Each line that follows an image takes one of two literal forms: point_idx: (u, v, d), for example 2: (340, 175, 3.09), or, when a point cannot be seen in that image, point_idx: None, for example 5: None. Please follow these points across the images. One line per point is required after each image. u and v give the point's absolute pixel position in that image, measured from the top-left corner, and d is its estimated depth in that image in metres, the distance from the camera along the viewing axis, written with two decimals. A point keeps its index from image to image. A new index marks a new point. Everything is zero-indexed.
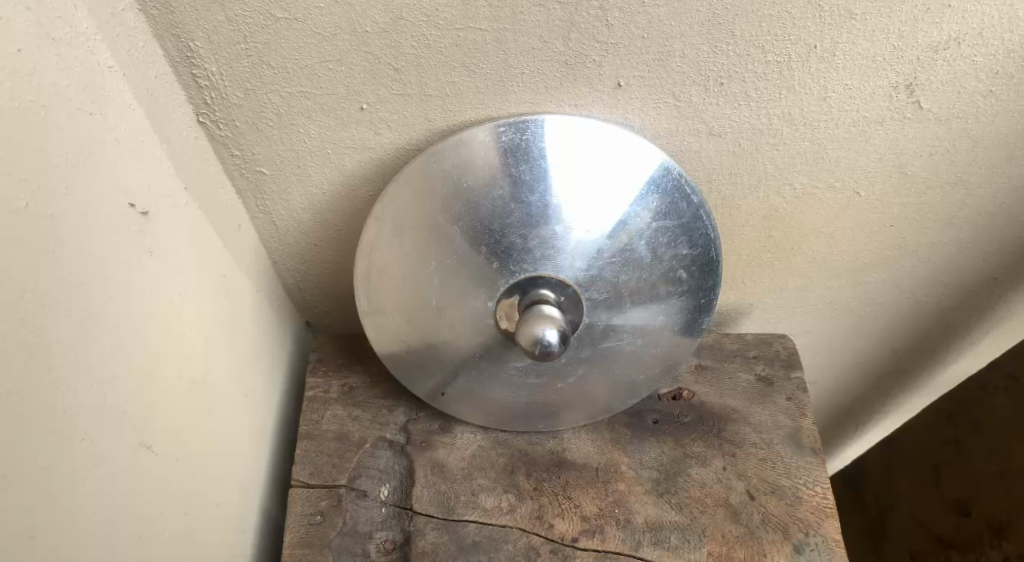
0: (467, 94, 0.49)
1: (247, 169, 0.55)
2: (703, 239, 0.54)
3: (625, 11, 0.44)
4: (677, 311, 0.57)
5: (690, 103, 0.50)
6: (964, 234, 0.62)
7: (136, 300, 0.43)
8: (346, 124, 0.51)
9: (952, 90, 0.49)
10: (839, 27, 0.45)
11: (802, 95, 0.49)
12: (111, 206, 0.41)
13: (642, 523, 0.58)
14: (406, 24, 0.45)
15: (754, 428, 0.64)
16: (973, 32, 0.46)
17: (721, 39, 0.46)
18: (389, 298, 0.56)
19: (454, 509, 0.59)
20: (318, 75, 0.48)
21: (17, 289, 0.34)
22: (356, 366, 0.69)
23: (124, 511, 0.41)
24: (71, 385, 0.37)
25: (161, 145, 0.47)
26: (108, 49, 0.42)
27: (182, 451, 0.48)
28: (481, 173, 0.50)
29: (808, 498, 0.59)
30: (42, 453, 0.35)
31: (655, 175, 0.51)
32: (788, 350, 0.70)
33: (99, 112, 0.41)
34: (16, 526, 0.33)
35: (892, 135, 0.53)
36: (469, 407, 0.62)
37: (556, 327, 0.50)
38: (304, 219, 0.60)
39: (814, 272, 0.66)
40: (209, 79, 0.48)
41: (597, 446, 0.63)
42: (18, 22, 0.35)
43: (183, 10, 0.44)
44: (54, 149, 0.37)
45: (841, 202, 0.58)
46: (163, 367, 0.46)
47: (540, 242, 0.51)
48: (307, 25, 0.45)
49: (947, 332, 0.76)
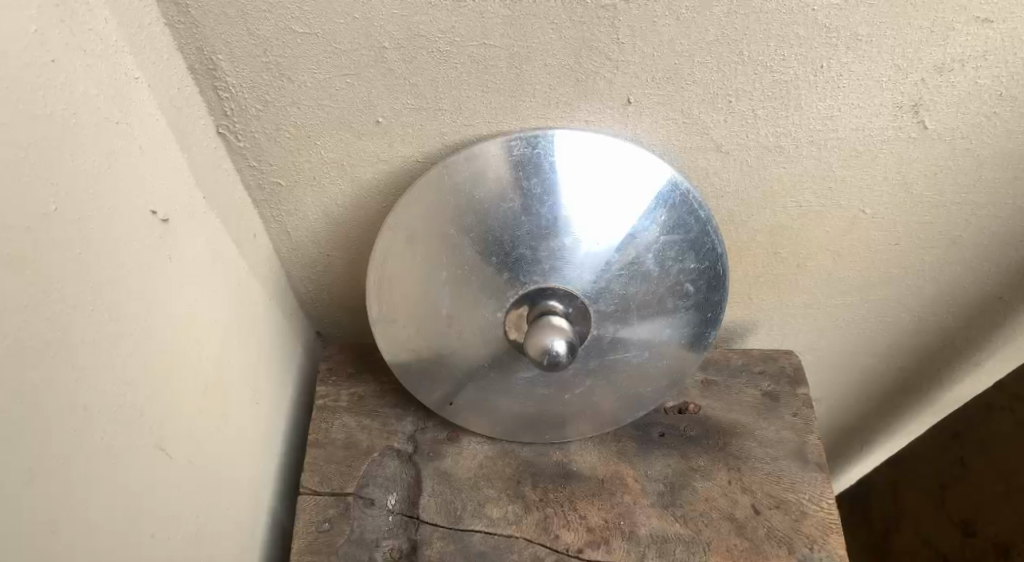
0: (481, 109, 0.50)
1: (264, 180, 0.56)
2: (711, 254, 0.55)
3: (636, 30, 0.45)
4: (684, 324, 0.58)
5: (699, 120, 0.51)
6: (968, 255, 0.63)
7: (155, 303, 0.44)
8: (362, 136, 0.52)
9: (956, 111, 0.50)
10: (846, 48, 0.46)
11: (807, 113, 0.50)
12: (134, 212, 0.42)
13: (647, 535, 0.59)
14: (423, 41, 0.46)
15: (759, 442, 0.64)
16: (978, 54, 0.47)
17: (729, 58, 0.47)
18: (400, 307, 0.57)
19: (461, 518, 0.60)
20: (336, 89, 0.49)
21: (44, 289, 0.35)
22: (366, 376, 0.69)
23: (139, 510, 0.42)
24: (91, 384, 0.38)
25: (183, 155, 0.48)
26: (135, 61, 0.43)
27: (195, 453, 0.49)
28: (493, 185, 0.51)
29: (813, 514, 0.60)
30: (63, 450, 0.36)
31: (664, 189, 0.52)
32: (794, 365, 0.70)
33: (126, 122, 0.42)
34: (38, 521, 0.34)
35: (898, 154, 0.53)
36: (477, 416, 0.63)
37: (564, 337, 0.51)
38: (318, 229, 0.61)
39: (819, 289, 0.67)
40: (230, 91, 0.49)
41: (604, 458, 0.64)
42: (52, 33, 0.36)
43: (208, 24, 0.45)
44: (82, 156, 0.38)
45: (847, 219, 0.59)
46: (179, 370, 0.47)
47: (549, 254, 0.52)
48: (326, 41, 0.46)
49: (951, 352, 0.76)
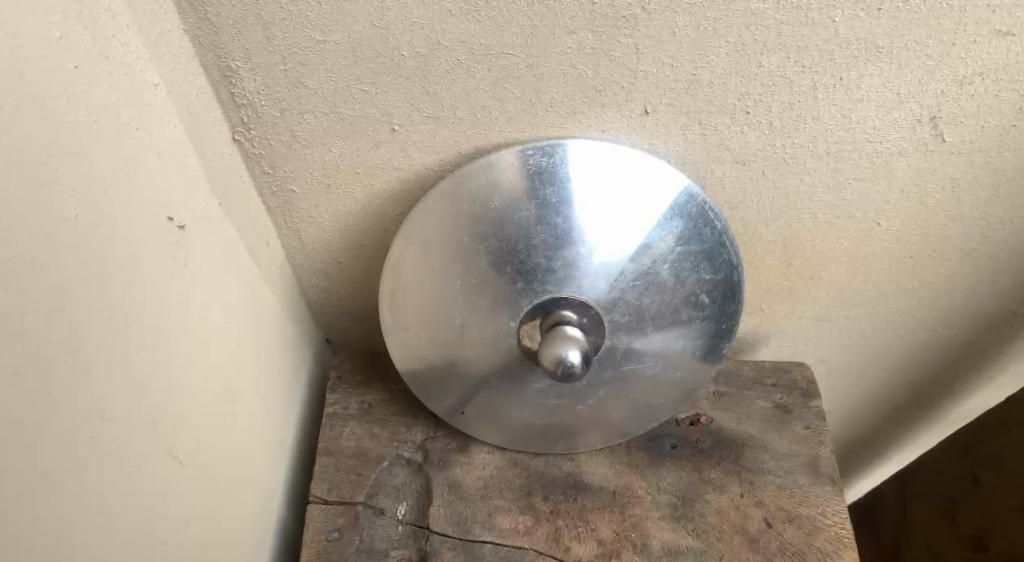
0: (497, 117, 0.50)
1: (279, 186, 0.56)
2: (726, 265, 0.55)
3: (655, 40, 0.45)
4: (697, 335, 0.57)
5: (717, 131, 0.51)
6: (982, 268, 0.62)
7: (168, 307, 0.44)
8: (377, 144, 0.52)
9: (974, 124, 0.50)
10: (866, 60, 0.46)
11: (826, 124, 0.50)
12: (151, 218, 0.42)
13: (659, 548, 0.58)
14: (443, 49, 0.46)
15: (772, 455, 0.64)
16: (999, 67, 0.46)
17: (750, 69, 0.47)
18: (412, 314, 0.57)
19: (471, 529, 0.59)
20: (352, 96, 0.49)
21: (63, 296, 0.35)
22: (375, 384, 0.69)
23: (148, 517, 0.41)
24: (107, 391, 0.38)
25: (199, 160, 0.48)
26: (155, 67, 0.43)
27: (205, 458, 0.48)
28: (509, 194, 0.51)
29: (826, 528, 0.59)
30: (76, 455, 0.35)
31: (679, 199, 0.52)
32: (807, 378, 0.70)
33: (144, 128, 0.42)
34: (49, 528, 0.33)
35: (915, 165, 0.53)
36: (488, 425, 0.62)
37: (578, 348, 0.51)
38: (330, 235, 0.60)
39: (832, 301, 0.67)
40: (247, 97, 0.49)
41: (615, 469, 0.63)
42: (75, 39, 0.36)
43: (227, 30, 0.45)
44: (104, 162, 0.38)
45: (862, 231, 0.59)
46: (190, 375, 0.46)
47: (564, 263, 0.52)
48: (344, 47, 0.46)
49: (962, 366, 0.76)
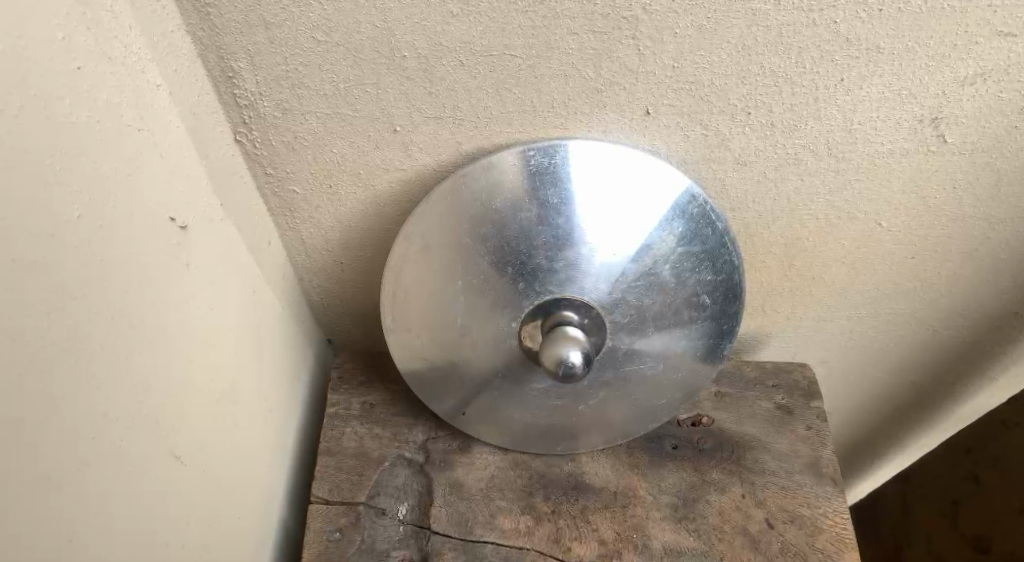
0: (499, 117, 0.50)
1: (280, 187, 0.56)
2: (727, 266, 0.55)
3: (656, 41, 0.45)
4: (699, 336, 0.57)
5: (718, 132, 0.51)
6: (984, 268, 0.62)
7: (169, 307, 0.44)
8: (379, 144, 0.52)
9: (976, 124, 0.50)
10: (867, 60, 0.46)
11: (828, 124, 0.50)
12: (152, 218, 0.42)
13: (660, 549, 0.58)
14: (444, 50, 0.46)
15: (774, 456, 0.64)
16: (1001, 68, 0.46)
17: (751, 70, 0.47)
18: (414, 314, 0.57)
19: (472, 529, 0.59)
20: (354, 97, 0.49)
21: (65, 296, 0.35)
22: (377, 384, 0.69)
23: (148, 517, 0.41)
24: (110, 391, 0.38)
25: (201, 161, 0.48)
26: (157, 68, 0.43)
27: (206, 458, 0.48)
28: (510, 195, 0.51)
29: (827, 529, 0.59)
30: (77, 455, 0.35)
31: (680, 200, 0.52)
32: (808, 379, 0.70)
33: (146, 129, 0.42)
34: (51, 528, 0.33)
35: (916, 166, 0.53)
36: (490, 425, 0.63)
37: (579, 348, 0.51)
38: (332, 235, 0.61)
39: (833, 302, 0.67)
40: (249, 98, 0.49)
41: (616, 469, 0.63)
42: (78, 40, 0.36)
43: (229, 32, 0.45)
44: (106, 163, 0.38)
45: (863, 232, 0.59)
46: (191, 375, 0.46)
47: (565, 264, 0.52)
48: (346, 48, 0.46)
49: (963, 367, 0.76)
